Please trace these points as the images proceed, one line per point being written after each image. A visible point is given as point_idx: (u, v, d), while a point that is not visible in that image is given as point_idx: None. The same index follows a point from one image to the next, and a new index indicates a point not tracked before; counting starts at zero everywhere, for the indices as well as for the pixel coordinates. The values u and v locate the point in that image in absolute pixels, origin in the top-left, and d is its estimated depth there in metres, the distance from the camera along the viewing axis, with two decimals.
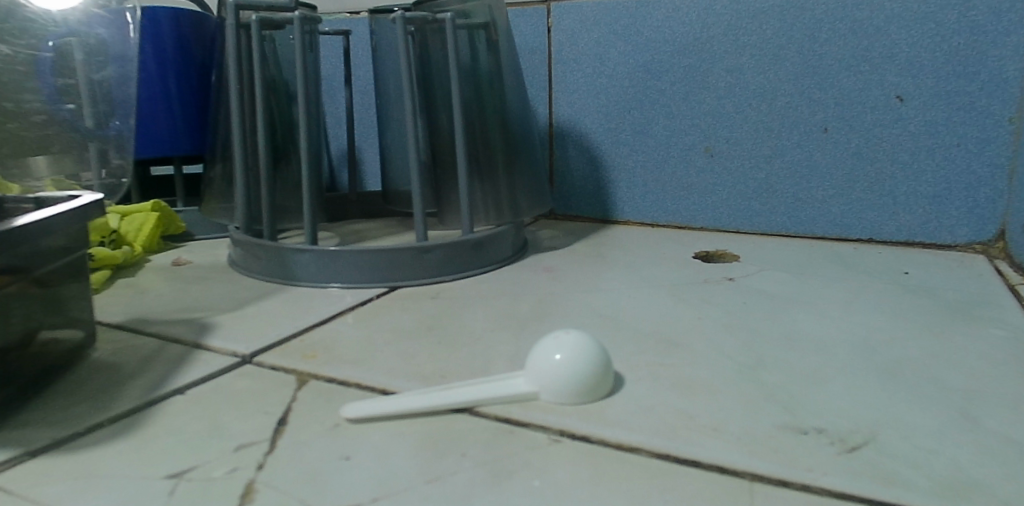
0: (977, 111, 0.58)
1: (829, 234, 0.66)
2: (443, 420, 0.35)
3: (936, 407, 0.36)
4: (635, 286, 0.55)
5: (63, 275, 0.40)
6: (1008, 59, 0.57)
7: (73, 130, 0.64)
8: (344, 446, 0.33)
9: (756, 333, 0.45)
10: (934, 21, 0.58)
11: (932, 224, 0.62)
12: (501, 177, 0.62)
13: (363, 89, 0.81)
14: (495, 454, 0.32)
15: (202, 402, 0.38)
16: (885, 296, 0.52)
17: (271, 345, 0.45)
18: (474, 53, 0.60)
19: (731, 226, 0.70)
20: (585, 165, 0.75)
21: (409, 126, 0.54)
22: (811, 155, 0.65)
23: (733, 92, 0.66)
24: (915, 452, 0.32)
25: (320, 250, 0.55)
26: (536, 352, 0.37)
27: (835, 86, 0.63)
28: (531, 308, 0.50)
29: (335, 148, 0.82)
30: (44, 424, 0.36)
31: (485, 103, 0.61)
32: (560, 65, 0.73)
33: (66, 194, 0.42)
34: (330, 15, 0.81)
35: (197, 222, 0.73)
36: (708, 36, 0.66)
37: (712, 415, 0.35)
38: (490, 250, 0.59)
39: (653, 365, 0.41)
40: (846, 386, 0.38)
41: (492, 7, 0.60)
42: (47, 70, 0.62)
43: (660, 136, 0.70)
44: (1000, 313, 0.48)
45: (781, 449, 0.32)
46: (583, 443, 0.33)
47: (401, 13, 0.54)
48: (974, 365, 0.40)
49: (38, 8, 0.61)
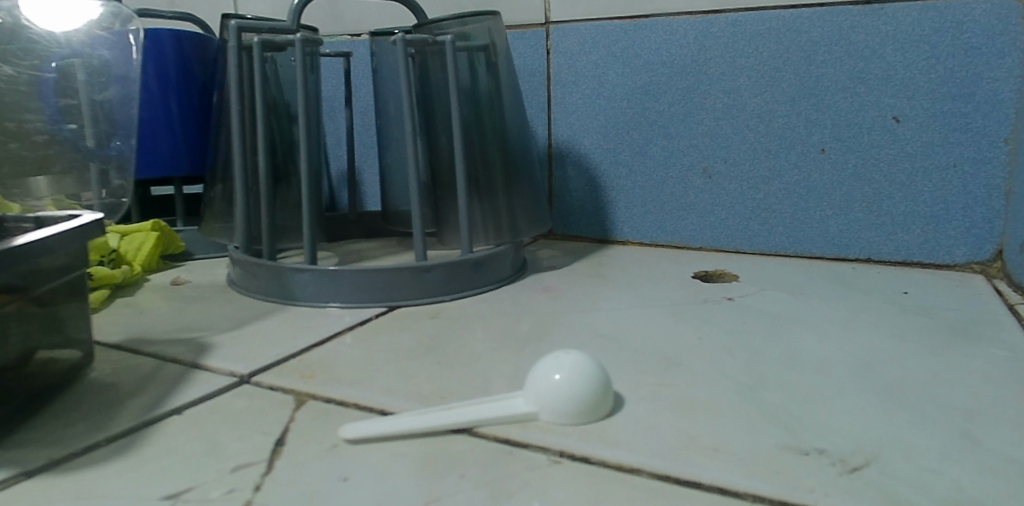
0: (973, 132, 0.59)
1: (828, 254, 0.66)
2: (442, 440, 0.35)
3: (938, 426, 0.36)
4: (635, 306, 0.55)
5: (62, 293, 0.40)
6: (1002, 81, 0.58)
7: (73, 150, 0.64)
8: (342, 466, 0.33)
9: (756, 352, 0.45)
10: (928, 43, 0.59)
11: (930, 244, 0.63)
12: (501, 196, 0.62)
13: (363, 110, 0.82)
14: (494, 474, 0.32)
15: (199, 422, 0.38)
16: (885, 316, 0.52)
17: (269, 365, 0.45)
18: (474, 75, 0.60)
19: (729, 246, 0.70)
20: (584, 186, 0.75)
21: (410, 146, 0.55)
22: (809, 175, 0.65)
23: (731, 113, 0.67)
24: (917, 472, 0.32)
25: (320, 270, 0.55)
26: (536, 372, 0.37)
27: (833, 107, 0.63)
28: (531, 327, 0.50)
29: (335, 169, 0.82)
30: (41, 444, 0.35)
31: (484, 124, 0.61)
32: (559, 87, 0.74)
33: (67, 213, 0.42)
34: (330, 37, 0.81)
35: (197, 242, 0.73)
36: (706, 59, 0.67)
37: (713, 435, 0.35)
38: (490, 270, 0.59)
39: (653, 384, 0.41)
40: (848, 406, 0.38)
41: (492, 29, 0.61)
42: (49, 90, 0.63)
43: (658, 156, 0.71)
44: (1000, 332, 0.48)
45: (783, 470, 0.32)
46: (583, 464, 0.33)
47: (401, 35, 0.54)
48: (975, 384, 0.40)
49: (42, 29, 0.62)
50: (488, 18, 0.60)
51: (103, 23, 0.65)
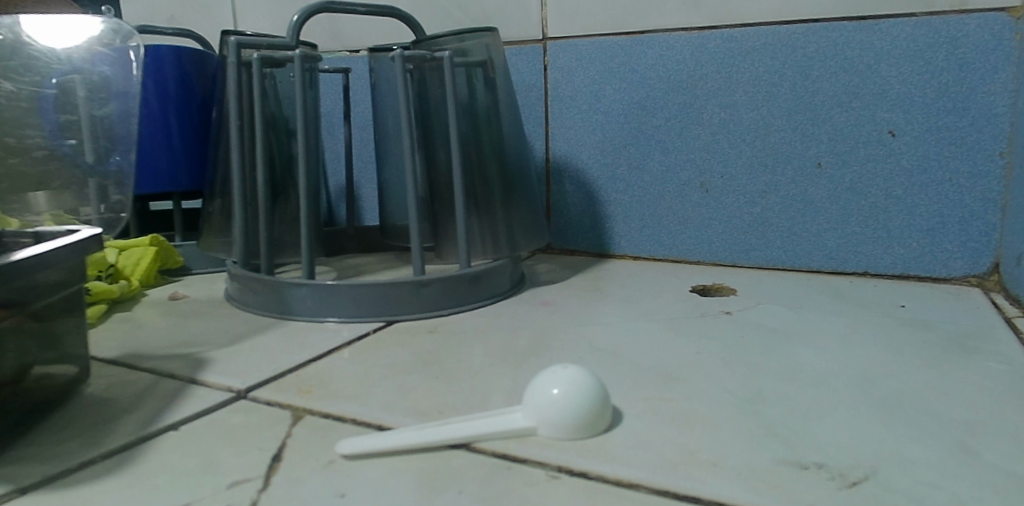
0: (968, 146, 0.59)
1: (824, 268, 0.66)
2: (440, 456, 0.35)
3: (937, 440, 0.35)
4: (633, 320, 0.55)
5: (58, 309, 0.40)
6: (997, 95, 0.58)
7: (74, 166, 0.65)
8: (339, 482, 0.33)
9: (755, 366, 0.45)
10: (923, 58, 0.59)
11: (927, 258, 0.63)
12: (499, 210, 0.62)
13: (362, 125, 0.82)
14: (493, 490, 0.32)
15: (196, 438, 0.37)
16: (883, 329, 0.52)
17: (266, 380, 0.45)
18: (472, 91, 0.61)
19: (727, 260, 0.70)
20: (582, 200, 0.75)
21: (408, 161, 0.55)
22: (805, 190, 0.66)
23: (728, 128, 0.67)
24: (916, 486, 0.32)
25: (318, 285, 0.55)
26: (533, 387, 0.37)
27: (829, 122, 0.64)
28: (530, 342, 0.50)
29: (334, 184, 0.83)
30: (35, 461, 0.35)
31: (482, 139, 0.61)
32: (557, 102, 0.74)
33: (65, 228, 0.42)
34: (330, 54, 0.82)
35: (195, 257, 0.73)
36: (702, 74, 0.67)
37: (712, 450, 0.35)
38: (488, 284, 0.59)
39: (651, 398, 0.41)
40: (846, 420, 0.38)
41: (490, 46, 0.61)
42: (49, 106, 0.63)
43: (656, 171, 0.71)
44: (997, 346, 0.48)
45: (782, 485, 0.32)
46: (581, 480, 0.33)
47: (399, 52, 0.55)
48: (972, 398, 0.40)
49: (42, 45, 0.63)
50: (486, 35, 0.60)
51: (103, 39, 0.65)
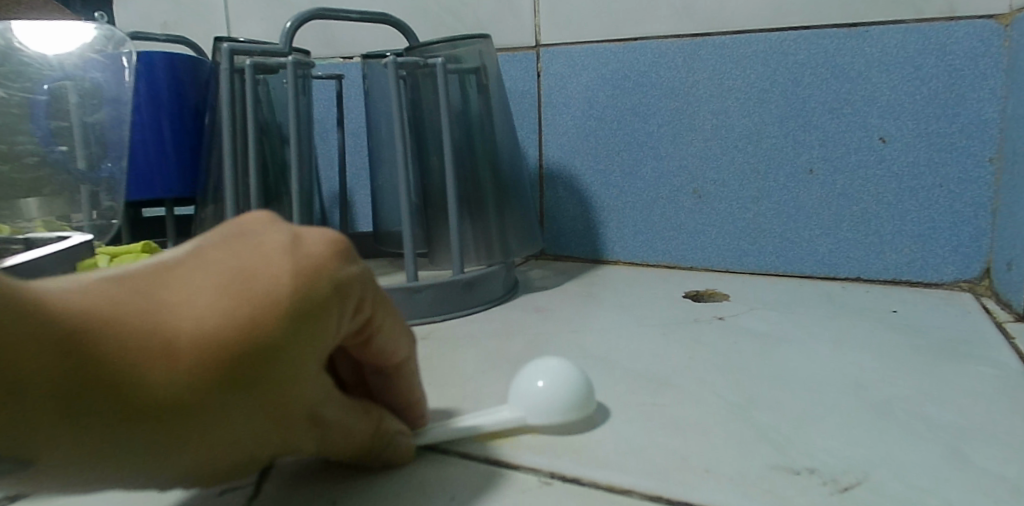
0: (959, 152, 0.60)
1: (817, 273, 0.67)
2: (431, 464, 0.35)
3: (928, 445, 0.36)
4: (626, 326, 0.55)
5: None
6: (986, 101, 0.58)
7: (66, 172, 0.65)
8: (330, 490, 0.33)
9: (747, 371, 0.45)
10: (913, 65, 0.60)
11: (918, 263, 0.63)
12: (492, 217, 0.62)
13: (355, 131, 0.81)
14: (485, 497, 0.32)
15: None
16: (875, 334, 0.52)
17: None
18: (465, 97, 0.61)
19: (719, 266, 0.71)
20: (575, 207, 0.75)
21: (401, 167, 0.55)
22: (797, 196, 0.66)
23: (721, 134, 0.67)
24: (908, 491, 0.32)
25: None
26: (516, 384, 0.38)
27: (820, 129, 0.64)
28: (522, 348, 0.50)
29: (327, 190, 0.83)
30: None
31: (475, 145, 0.61)
32: (549, 109, 0.74)
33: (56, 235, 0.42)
34: (323, 60, 0.82)
35: None
36: (694, 81, 0.67)
37: (706, 457, 0.35)
38: (480, 290, 0.60)
39: (644, 404, 0.41)
40: (839, 425, 0.38)
41: (483, 52, 0.61)
42: (40, 112, 0.64)
43: (648, 178, 0.71)
44: (988, 351, 0.48)
45: (773, 490, 0.32)
46: (573, 485, 0.33)
47: (392, 58, 0.55)
48: (963, 402, 0.40)
49: (34, 51, 0.64)
50: (478, 42, 0.61)
51: (96, 46, 0.66)
